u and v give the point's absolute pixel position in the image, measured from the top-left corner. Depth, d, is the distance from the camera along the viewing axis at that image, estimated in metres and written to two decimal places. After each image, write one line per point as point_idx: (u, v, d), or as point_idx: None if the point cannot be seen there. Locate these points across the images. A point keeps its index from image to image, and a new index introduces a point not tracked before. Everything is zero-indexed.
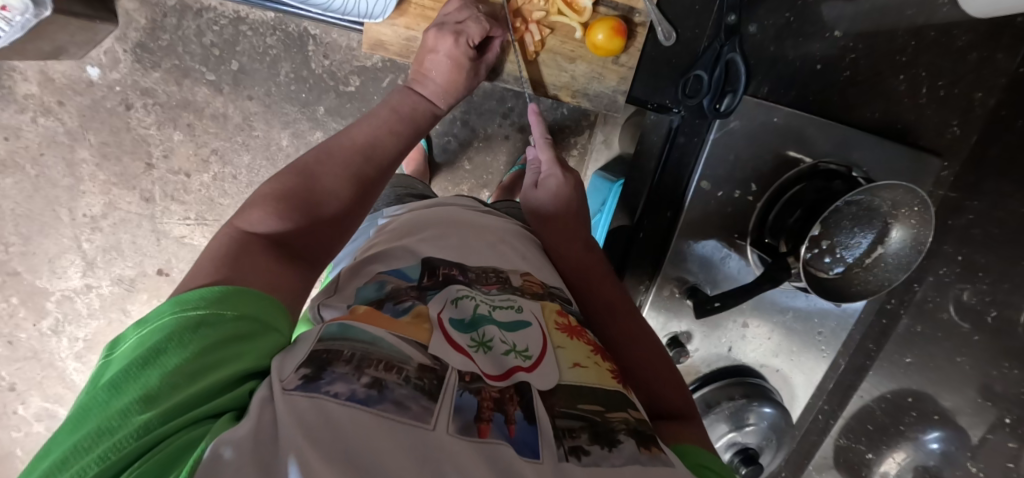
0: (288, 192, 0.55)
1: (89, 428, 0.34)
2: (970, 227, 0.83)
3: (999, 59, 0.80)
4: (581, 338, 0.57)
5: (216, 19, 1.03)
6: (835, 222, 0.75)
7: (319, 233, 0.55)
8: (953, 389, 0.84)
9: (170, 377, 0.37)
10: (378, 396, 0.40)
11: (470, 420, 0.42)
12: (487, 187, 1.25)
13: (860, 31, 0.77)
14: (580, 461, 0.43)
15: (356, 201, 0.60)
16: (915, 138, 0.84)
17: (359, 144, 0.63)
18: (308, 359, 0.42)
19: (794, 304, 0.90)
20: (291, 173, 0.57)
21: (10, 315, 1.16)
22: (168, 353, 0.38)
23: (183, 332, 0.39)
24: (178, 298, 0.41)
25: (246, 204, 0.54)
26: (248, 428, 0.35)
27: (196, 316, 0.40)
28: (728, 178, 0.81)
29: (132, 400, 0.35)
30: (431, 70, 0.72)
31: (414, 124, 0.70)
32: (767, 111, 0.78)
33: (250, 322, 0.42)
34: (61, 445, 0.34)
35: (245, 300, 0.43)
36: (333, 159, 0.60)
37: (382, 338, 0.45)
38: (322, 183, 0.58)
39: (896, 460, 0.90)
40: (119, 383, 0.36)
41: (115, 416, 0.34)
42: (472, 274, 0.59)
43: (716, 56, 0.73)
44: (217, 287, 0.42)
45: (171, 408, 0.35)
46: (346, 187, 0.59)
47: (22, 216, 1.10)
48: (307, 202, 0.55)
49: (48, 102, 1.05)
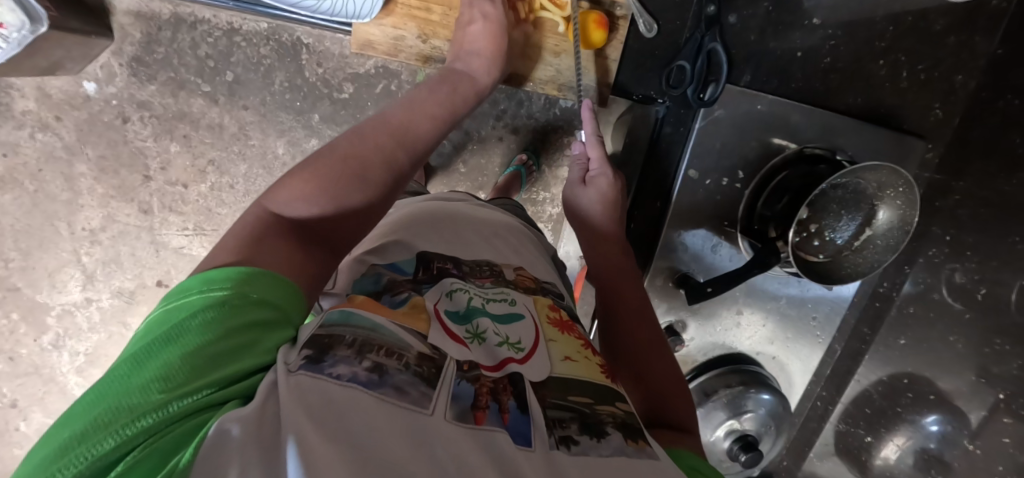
0: (320, 167, 0.53)
1: (104, 403, 0.33)
2: (956, 208, 0.84)
3: (977, 41, 0.81)
4: (571, 332, 0.58)
5: (211, 31, 1.05)
6: (823, 206, 0.76)
7: (349, 217, 0.54)
8: (947, 371, 0.84)
9: (188, 357, 0.36)
10: (378, 380, 0.40)
11: (466, 408, 0.42)
12: (482, 190, 1.26)
13: (840, 19, 0.79)
14: (570, 451, 0.44)
15: (388, 185, 0.58)
16: (898, 123, 0.86)
17: (396, 129, 0.61)
18: (310, 342, 0.42)
19: (787, 290, 0.91)
20: (323, 154, 0.55)
21: (11, 332, 1.17)
22: (190, 332, 0.37)
23: (207, 312, 0.38)
24: (204, 275, 0.41)
25: (278, 180, 0.52)
26: (252, 407, 0.35)
27: (219, 298, 0.39)
28: (716, 167, 0.82)
29: (150, 379, 0.34)
30: (467, 40, 0.73)
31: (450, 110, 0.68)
32: (750, 99, 0.80)
33: (273, 307, 0.42)
34: (75, 418, 0.33)
35: (271, 291, 0.42)
36: (368, 142, 0.58)
37: (383, 325, 0.46)
38: (353, 165, 0.55)
39: (896, 444, 0.90)
40: (139, 360, 0.35)
41: (133, 392, 0.34)
42: (466, 268, 0.60)
43: (698, 45, 0.74)
44: (242, 268, 0.42)
45: (187, 390, 0.35)
46: (379, 172, 0.57)
47: (22, 231, 1.12)
48: (336, 186, 0.53)
49: (46, 118, 1.06)
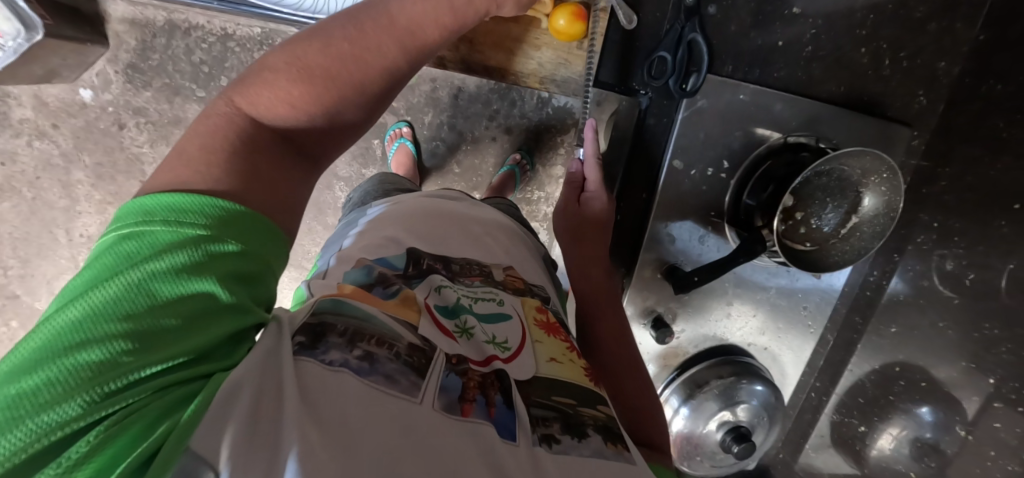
0: (304, 75, 0.47)
1: (70, 355, 0.31)
2: (943, 194, 0.84)
3: (959, 28, 0.82)
4: (558, 335, 0.58)
5: (205, 37, 1.06)
6: (808, 194, 0.76)
7: (330, 136, 0.51)
8: (940, 359, 0.83)
9: (160, 309, 0.34)
10: (369, 369, 0.40)
11: (453, 399, 0.43)
12: (476, 190, 1.27)
13: (820, 8, 0.79)
14: (552, 449, 0.44)
15: (383, 98, 0.53)
16: (882, 111, 0.86)
17: (403, 28, 0.53)
18: (304, 328, 0.42)
19: (776, 281, 0.91)
20: (320, 50, 0.48)
21: (11, 339, 1.19)
22: (163, 281, 0.35)
23: (182, 259, 0.36)
24: (172, 213, 0.38)
25: (264, 75, 0.46)
26: (255, 375, 0.36)
27: (192, 242, 0.37)
28: (701, 158, 0.83)
29: (118, 329, 0.33)
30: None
31: (462, 10, 0.59)
32: (731, 89, 0.80)
33: (251, 250, 0.40)
34: (32, 371, 0.31)
35: (250, 229, 0.41)
36: (371, 42, 0.50)
37: (375, 315, 0.46)
38: (350, 74, 0.49)
39: (891, 434, 0.90)
40: (104, 309, 0.33)
41: (104, 346, 0.32)
42: (456, 267, 0.60)
43: (679, 35, 0.75)
44: (217, 203, 0.40)
45: (161, 343, 0.34)
46: (379, 86, 0.51)
47: (20, 239, 1.13)
48: (327, 101, 0.48)
49: (43, 126, 1.08)
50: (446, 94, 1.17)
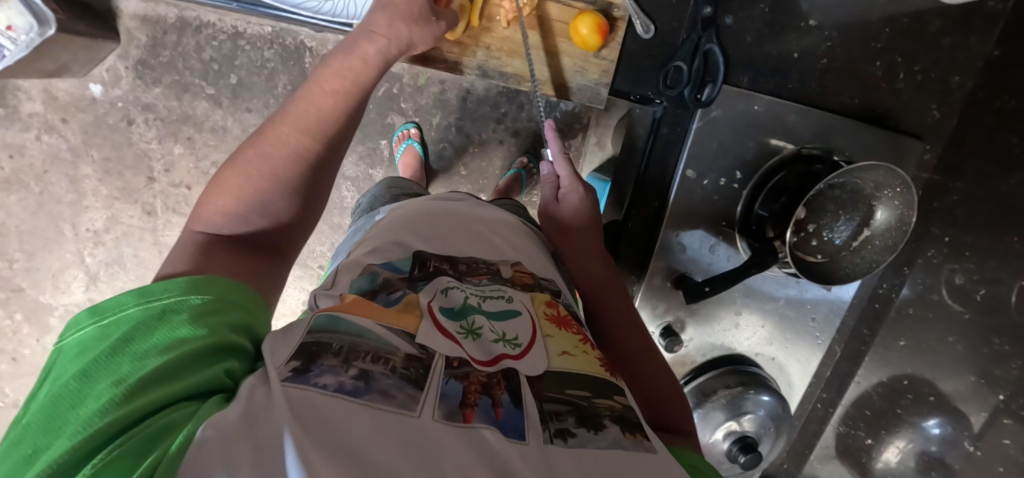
0: (236, 180, 0.55)
1: (67, 415, 0.37)
2: (954, 208, 0.84)
3: (973, 42, 0.82)
4: (570, 328, 0.58)
5: (215, 35, 1.06)
6: (820, 206, 0.76)
7: (289, 225, 0.58)
8: (950, 373, 0.83)
9: (141, 361, 0.40)
10: (365, 388, 0.41)
11: (455, 406, 0.43)
12: (483, 192, 1.27)
13: (835, 20, 0.79)
14: (566, 444, 0.44)
15: (315, 179, 0.59)
16: (895, 124, 0.86)
17: (301, 116, 0.60)
18: (298, 353, 0.44)
19: (786, 291, 0.92)
20: (237, 161, 0.56)
21: (15, 332, 1.18)
22: (137, 341, 0.41)
23: (151, 321, 0.42)
24: (140, 289, 0.44)
25: (204, 195, 0.55)
26: (238, 416, 0.37)
27: (161, 306, 0.43)
28: (714, 167, 0.83)
29: (104, 385, 0.38)
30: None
31: (359, 75, 0.64)
32: (747, 100, 0.81)
33: (218, 303, 0.46)
34: (38, 432, 0.36)
35: (211, 286, 0.46)
36: (276, 139, 0.58)
37: (370, 329, 0.46)
38: (263, 169, 0.56)
39: (897, 447, 0.90)
40: (92, 371, 0.39)
41: (92, 403, 0.37)
42: (463, 266, 0.60)
43: (695, 46, 0.76)
44: (180, 279, 0.46)
45: (143, 385, 0.38)
46: (294, 169, 0.57)
47: (27, 233, 1.13)
48: (253, 193, 0.55)
49: (52, 120, 1.08)
50: (454, 96, 1.17)
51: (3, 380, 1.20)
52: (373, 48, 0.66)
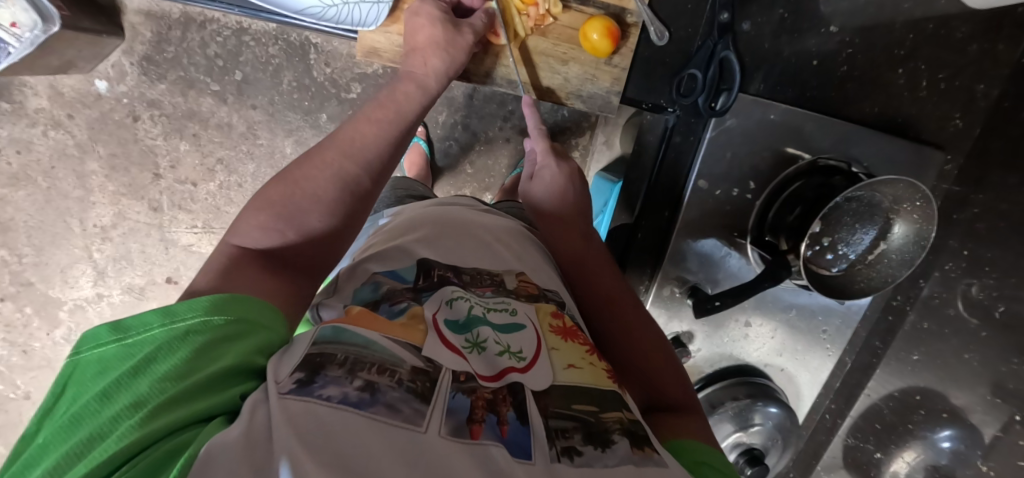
0: (271, 200, 0.56)
1: (82, 435, 0.35)
2: (975, 221, 0.83)
3: (1000, 50, 0.80)
4: (576, 339, 0.56)
5: (220, 30, 1.05)
6: (837, 219, 0.75)
7: (319, 245, 0.57)
8: (964, 385, 0.83)
9: (160, 382, 0.38)
10: (370, 400, 0.40)
11: (462, 422, 0.41)
12: (489, 190, 1.24)
13: (857, 25, 0.78)
14: (574, 462, 0.43)
15: (352, 200, 0.60)
16: (915, 133, 0.85)
17: (346, 141, 0.62)
18: (302, 363, 0.42)
19: (798, 302, 0.91)
20: (277, 182, 0.57)
21: (25, 325, 1.18)
22: (159, 362, 0.40)
23: (173, 341, 0.41)
24: (165, 308, 0.42)
25: (242, 211, 0.56)
26: (241, 429, 0.36)
27: (185, 326, 0.42)
28: (726, 177, 0.82)
29: (121, 406, 0.37)
30: (410, 37, 0.72)
31: (399, 108, 0.67)
32: (763, 107, 0.79)
33: (240, 324, 0.44)
34: (53, 452, 0.35)
35: (233, 305, 0.45)
36: (319, 162, 0.59)
37: (376, 341, 0.45)
38: (304, 190, 0.57)
39: (904, 460, 0.89)
40: (111, 392, 0.38)
41: (107, 423, 0.36)
42: (467, 277, 0.59)
43: (710, 53, 0.76)
44: (205, 298, 0.44)
45: (158, 409, 0.37)
46: (334, 190, 0.58)
47: (35, 227, 1.12)
48: (292, 211, 0.56)
49: (58, 116, 1.07)
50: (461, 94, 1.15)
51: (14, 372, 1.20)
52: (412, 85, 0.70)
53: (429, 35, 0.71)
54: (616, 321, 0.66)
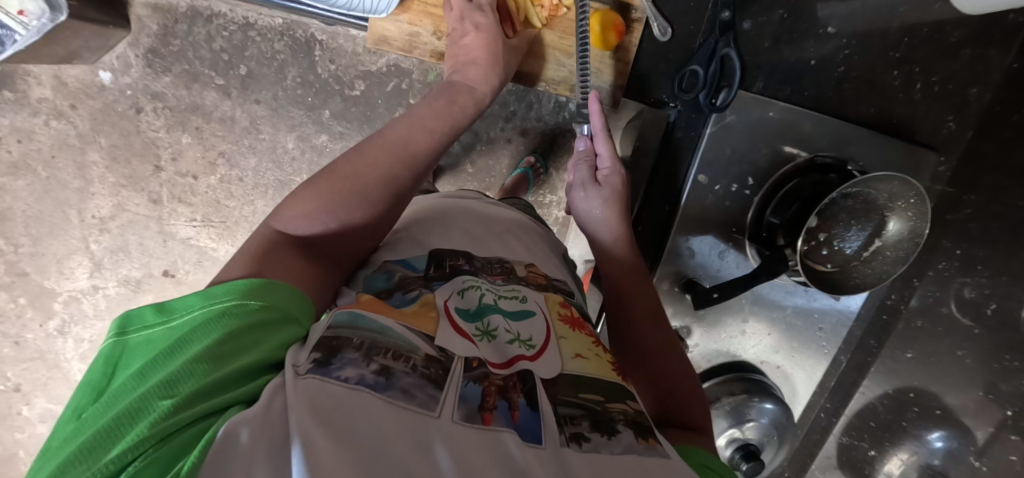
0: (318, 191, 0.56)
1: (116, 412, 0.34)
2: (967, 222, 0.86)
3: (993, 55, 0.83)
4: (583, 330, 0.57)
5: (226, 25, 1.06)
6: (833, 215, 0.77)
7: (354, 239, 0.58)
8: (955, 387, 0.86)
9: (192, 363, 0.38)
10: (385, 384, 0.40)
11: (473, 409, 0.42)
12: (489, 191, 1.25)
13: (855, 29, 0.80)
14: (581, 448, 0.43)
15: (393, 200, 0.61)
16: (911, 135, 0.87)
17: (395, 142, 0.63)
18: (319, 345, 0.43)
19: (794, 300, 0.92)
20: (327, 174, 0.58)
21: (18, 315, 1.17)
22: (192, 343, 0.39)
23: (211, 321, 0.41)
24: (203, 292, 0.43)
25: (287, 197, 0.56)
26: (259, 409, 0.36)
27: (221, 309, 0.42)
28: (725, 173, 0.84)
29: (154, 385, 0.36)
30: (462, 49, 0.75)
31: (451, 122, 0.69)
32: (763, 105, 0.81)
33: (273, 310, 0.45)
34: (86, 429, 0.34)
35: (268, 291, 0.46)
36: (368, 160, 0.60)
37: (391, 327, 0.46)
38: (352, 184, 0.57)
39: (900, 459, 0.92)
40: (146, 370, 0.37)
41: (139, 399, 0.35)
42: (479, 263, 0.60)
43: (711, 50, 0.76)
44: (242, 281, 0.45)
45: (192, 390, 0.36)
46: (379, 188, 0.59)
47: (33, 217, 1.12)
48: (338, 203, 0.56)
49: (61, 106, 1.07)
50: None
51: (6, 363, 1.19)
52: (465, 96, 0.72)
53: (487, 51, 0.74)
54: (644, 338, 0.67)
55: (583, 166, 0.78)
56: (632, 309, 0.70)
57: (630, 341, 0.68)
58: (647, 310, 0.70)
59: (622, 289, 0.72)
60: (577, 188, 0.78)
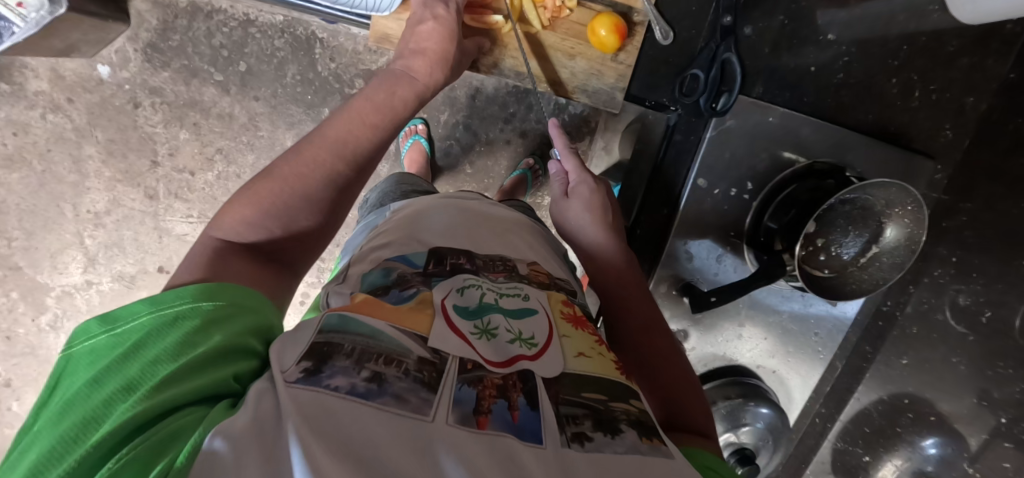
0: (258, 195, 0.55)
1: (75, 419, 0.35)
2: (963, 229, 0.89)
3: (989, 64, 0.84)
4: (586, 329, 0.57)
5: (226, 21, 1.06)
6: (830, 221, 0.78)
7: (303, 241, 0.58)
8: (950, 394, 0.90)
9: (152, 366, 0.38)
10: (378, 391, 0.39)
11: (469, 412, 0.41)
12: (488, 191, 1.25)
13: (853, 36, 0.81)
14: (584, 448, 0.43)
15: (339, 197, 0.60)
16: (909, 142, 0.87)
17: (337, 139, 0.61)
18: (309, 352, 0.42)
19: (790, 305, 0.93)
20: (267, 176, 0.56)
21: (10, 310, 1.16)
22: (148, 346, 0.39)
23: (164, 325, 0.41)
24: (153, 296, 0.43)
25: (229, 202, 0.55)
26: (247, 419, 0.35)
27: (173, 312, 0.42)
28: (724, 177, 0.84)
29: (114, 390, 0.36)
30: (414, 39, 0.72)
31: (393, 114, 0.66)
32: (762, 111, 0.81)
33: (231, 308, 0.44)
34: (44, 438, 0.34)
35: (223, 292, 0.45)
36: (309, 158, 0.58)
37: (382, 330, 0.45)
38: (295, 187, 0.56)
39: (893, 465, 0.96)
40: (101, 376, 0.37)
41: (100, 405, 0.35)
42: (480, 262, 0.60)
43: (713, 55, 0.80)
44: (191, 286, 0.44)
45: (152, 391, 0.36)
46: (323, 189, 0.58)
47: (27, 211, 1.11)
48: (283, 208, 0.56)
49: (58, 99, 1.07)
50: (464, 94, 1.16)
51: None
52: (406, 86, 0.69)
53: (439, 42, 0.72)
54: (644, 344, 0.67)
55: (558, 182, 0.83)
56: (628, 316, 0.69)
57: (628, 347, 0.67)
58: (645, 317, 0.69)
59: (620, 294, 0.72)
60: (554, 203, 0.81)
